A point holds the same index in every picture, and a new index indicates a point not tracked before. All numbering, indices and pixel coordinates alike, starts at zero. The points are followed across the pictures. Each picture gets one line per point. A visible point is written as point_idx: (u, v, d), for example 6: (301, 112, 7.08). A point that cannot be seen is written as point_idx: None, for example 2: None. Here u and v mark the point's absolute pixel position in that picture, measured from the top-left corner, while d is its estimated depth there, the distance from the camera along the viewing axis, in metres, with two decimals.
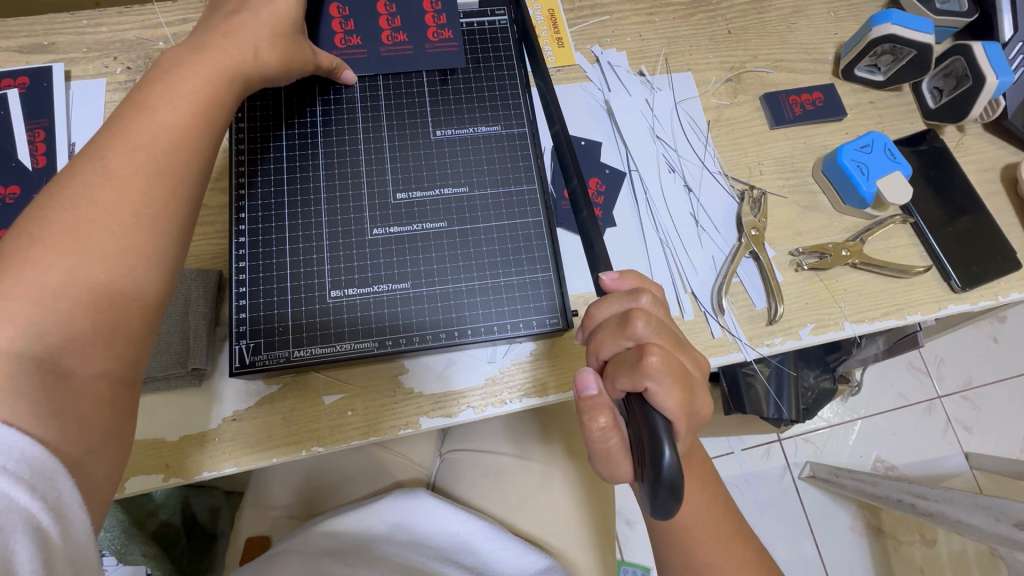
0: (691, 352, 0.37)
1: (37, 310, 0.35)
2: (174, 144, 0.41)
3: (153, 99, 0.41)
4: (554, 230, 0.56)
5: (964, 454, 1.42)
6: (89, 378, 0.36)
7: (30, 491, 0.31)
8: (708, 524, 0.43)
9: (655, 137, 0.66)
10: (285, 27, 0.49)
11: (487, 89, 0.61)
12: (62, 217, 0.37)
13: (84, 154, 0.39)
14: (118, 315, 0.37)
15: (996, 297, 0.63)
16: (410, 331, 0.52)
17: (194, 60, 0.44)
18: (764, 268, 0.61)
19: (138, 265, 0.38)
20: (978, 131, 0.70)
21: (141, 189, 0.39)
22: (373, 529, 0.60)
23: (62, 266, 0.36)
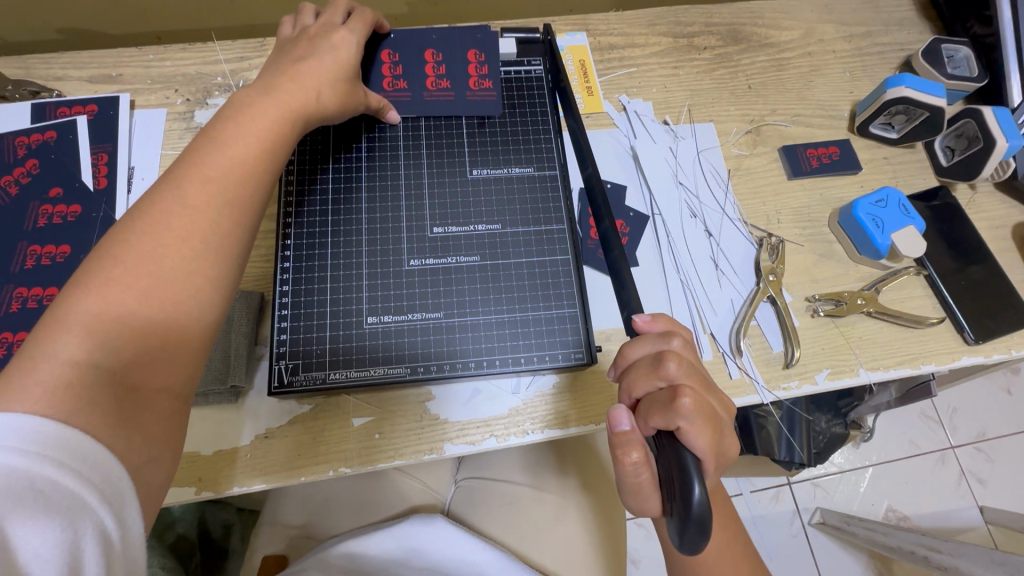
0: (718, 394, 0.39)
1: (114, 325, 0.37)
2: (243, 177, 0.45)
3: (226, 136, 0.45)
4: (581, 268, 0.59)
5: (979, 508, 1.40)
6: (153, 391, 0.39)
7: (99, 496, 0.33)
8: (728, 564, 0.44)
9: (678, 183, 0.69)
10: (344, 73, 0.54)
11: (522, 133, 0.64)
12: (139, 241, 0.40)
13: (162, 183, 0.43)
14: (182, 334, 0.40)
15: (1009, 351, 0.65)
16: (441, 359, 0.55)
17: (263, 102, 0.48)
18: (781, 313, 0.63)
19: (204, 288, 0.41)
20: (989, 190, 0.72)
21: (211, 218, 0.42)
22: (391, 553, 0.61)
23: (137, 286, 0.39)
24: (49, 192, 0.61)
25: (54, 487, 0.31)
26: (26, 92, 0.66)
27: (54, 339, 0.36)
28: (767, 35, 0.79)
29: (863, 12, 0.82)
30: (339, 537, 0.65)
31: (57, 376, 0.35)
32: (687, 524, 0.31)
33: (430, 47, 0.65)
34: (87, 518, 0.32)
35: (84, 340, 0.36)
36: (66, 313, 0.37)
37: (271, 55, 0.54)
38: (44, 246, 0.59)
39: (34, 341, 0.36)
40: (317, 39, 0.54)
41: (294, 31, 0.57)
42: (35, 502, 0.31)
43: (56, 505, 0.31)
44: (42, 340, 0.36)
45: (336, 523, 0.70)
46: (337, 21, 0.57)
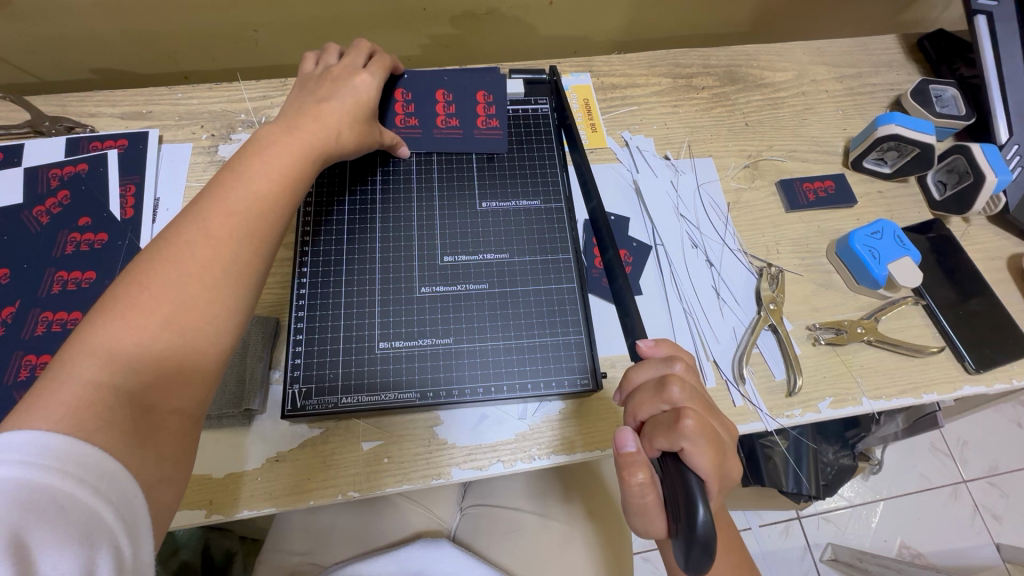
0: (722, 418, 0.40)
1: (137, 349, 0.39)
2: (263, 209, 0.47)
3: (251, 171, 0.48)
4: (586, 296, 0.61)
5: (995, 545, 1.36)
6: (167, 412, 0.40)
7: (115, 512, 0.34)
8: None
9: (679, 215, 0.71)
10: (361, 112, 0.57)
11: (529, 168, 0.68)
12: (165, 268, 0.42)
13: (186, 214, 0.45)
14: (202, 356, 0.42)
15: (1011, 380, 0.66)
16: (450, 384, 0.56)
17: (286, 139, 0.51)
18: (782, 341, 0.64)
19: (223, 313, 0.43)
20: (982, 222, 0.75)
21: (233, 247, 0.45)
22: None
23: (163, 312, 0.41)
24: (78, 221, 0.64)
25: (74, 502, 0.32)
26: (62, 128, 0.70)
27: (78, 360, 0.37)
28: (762, 76, 0.83)
29: (854, 55, 0.86)
30: (343, 563, 0.65)
31: (79, 396, 0.36)
32: (694, 546, 0.32)
33: (441, 87, 0.69)
34: (103, 533, 0.33)
35: (106, 362, 0.38)
36: (93, 337, 0.38)
37: (292, 92, 0.58)
38: (70, 272, 0.61)
39: (59, 362, 0.38)
40: (338, 80, 0.58)
41: (316, 70, 0.61)
42: (55, 517, 0.32)
43: (74, 520, 0.32)
44: (65, 362, 0.38)
45: (341, 550, 0.70)
46: (358, 64, 0.61)
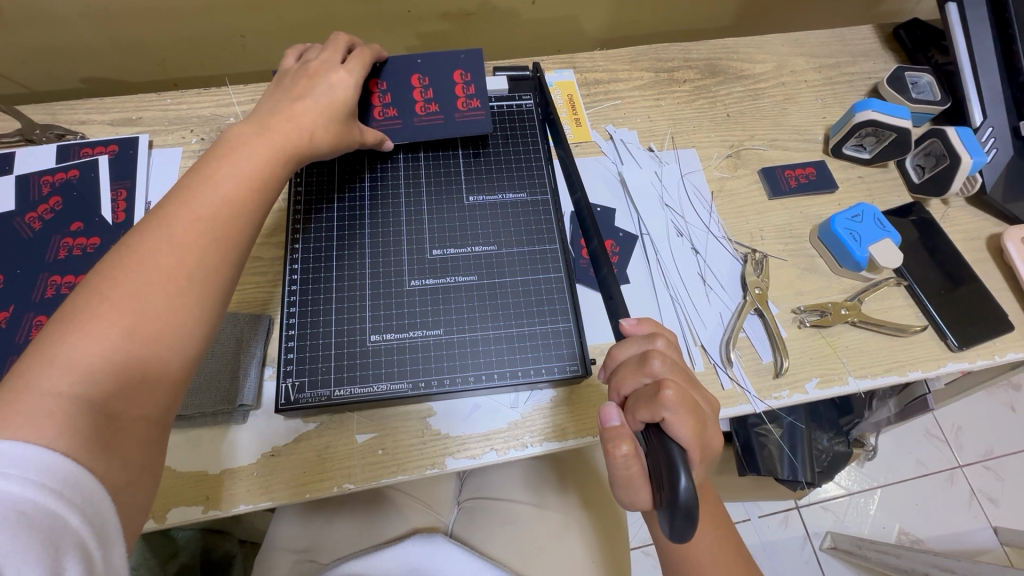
0: (702, 391, 0.41)
1: (99, 359, 0.39)
2: (231, 214, 0.47)
3: (219, 176, 0.48)
4: (574, 285, 0.62)
5: (993, 528, 1.37)
6: (133, 419, 0.40)
7: (81, 516, 0.34)
8: (721, 567, 0.44)
9: (664, 204, 0.73)
10: (337, 113, 0.58)
11: (515, 161, 0.69)
12: (128, 274, 0.42)
13: (151, 220, 0.45)
14: (167, 361, 0.42)
15: (993, 357, 0.67)
16: (441, 375, 0.57)
17: (256, 141, 0.52)
18: (769, 324, 0.65)
19: (191, 318, 0.43)
20: (961, 204, 0.76)
21: (200, 253, 0.45)
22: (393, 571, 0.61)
23: (125, 322, 0.40)
24: (69, 226, 0.65)
25: (37, 508, 0.32)
26: (53, 135, 0.71)
27: (40, 369, 0.37)
28: (742, 68, 0.85)
29: (832, 45, 0.88)
30: (341, 559, 0.65)
31: (43, 406, 0.36)
32: (678, 514, 0.33)
33: (415, 73, 0.67)
34: (70, 538, 0.33)
35: (68, 371, 0.38)
36: (53, 347, 0.38)
37: (271, 90, 0.58)
38: (63, 276, 0.62)
39: (20, 373, 0.37)
40: (315, 79, 0.58)
41: (296, 66, 0.61)
42: (18, 523, 0.31)
43: (39, 526, 0.32)
44: (25, 373, 0.37)
45: (339, 547, 0.70)
46: (337, 61, 0.61)
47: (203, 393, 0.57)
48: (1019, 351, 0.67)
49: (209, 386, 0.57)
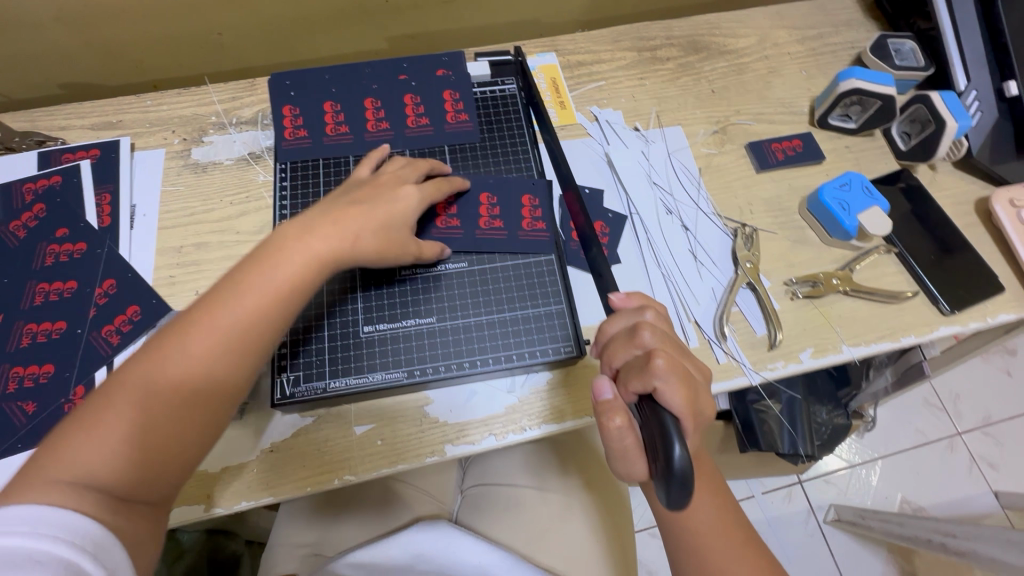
0: (691, 359, 0.42)
1: (112, 449, 0.40)
2: (260, 318, 0.46)
3: (254, 275, 0.47)
4: (565, 268, 0.62)
5: (993, 493, 1.39)
6: (142, 503, 0.42)
7: (94, 562, 0.36)
8: (719, 532, 0.45)
9: (652, 183, 0.73)
10: (395, 229, 0.55)
11: (501, 146, 0.69)
12: (157, 372, 0.43)
13: (186, 316, 0.45)
14: (174, 460, 0.43)
15: (985, 319, 0.67)
16: (435, 362, 0.57)
17: (303, 245, 0.49)
18: (761, 298, 0.65)
19: (208, 420, 0.44)
20: (949, 169, 0.76)
21: (224, 363, 0.45)
22: (400, 557, 0.61)
23: (140, 413, 0.42)
24: (55, 233, 0.64)
25: (51, 558, 0.35)
26: (32, 142, 0.70)
27: (66, 450, 0.40)
28: (724, 43, 0.84)
29: (814, 16, 0.87)
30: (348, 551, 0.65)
31: (55, 490, 0.38)
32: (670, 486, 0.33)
33: (409, 91, 0.69)
34: None
35: (78, 462, 0.40)
36: (79, 428, 0.41)
37: (335, 194, 0.56)
38: (52, 283, 0.62)
39: (49, 453, 0.40)
40: (383, 191, 0.56)
41: (368, 176, 0.59)
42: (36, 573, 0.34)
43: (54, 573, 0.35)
44: (49, 456, 0.40)
45: (345, 540, 0.70)
46: (412, 178, 0.59)
47: None
48: (1010, 313, 0.67)
49: None
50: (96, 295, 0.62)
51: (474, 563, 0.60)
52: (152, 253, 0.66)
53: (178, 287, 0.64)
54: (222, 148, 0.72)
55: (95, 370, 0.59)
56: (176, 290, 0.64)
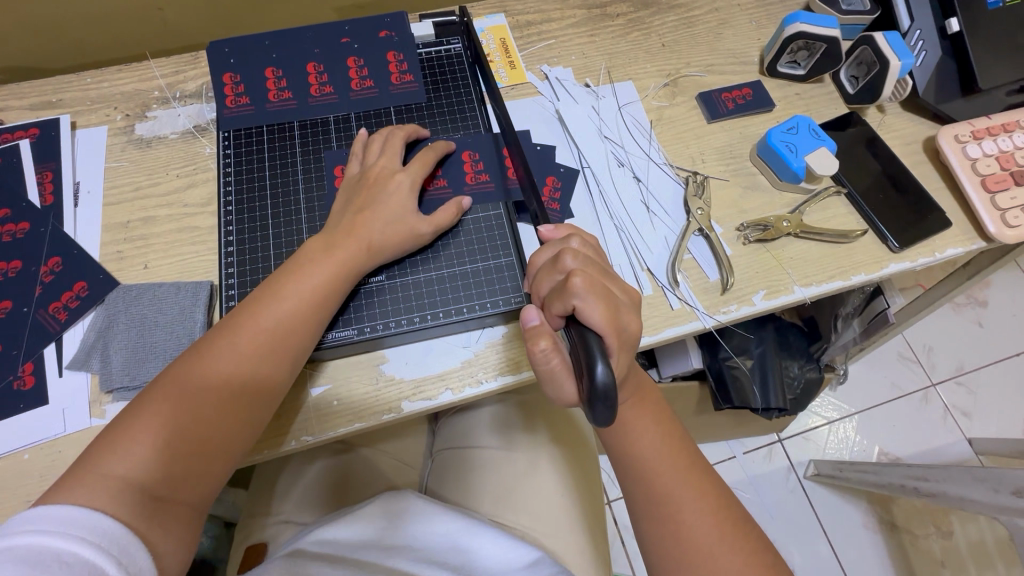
0: (617, 281, 0.43)
1: (152, 451, 0.46)
2: (288, 331, 0.52)
3: (286, 290, 0.53)
4: (513, 223, 0.64)
5: (967, 440, 1.42)
6: (177, 504, 0.46)
7: (114, 560, 0.40)
8: (665, 459, 0.50)
9: (603, 136, 0.73)
10: (397, 216, 0.58)
11: (447, 107, 0.70)
12: (197, 380, 0.49)
13: (225, 329, 0.51)
14: (212, 463, 0.48)
15: (934, 254, 0.68)
16: (385, 318, 0.59)
17: (323, 262, 0.55)
18: (713, 244, 0.66)
19: (244, 423, 0.50)
20: (897, 110, 0.77)
21: (259, 373, 0.51)
22: (364, 531, 0.59)
23: (179, 417, 0.47)
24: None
25: (76, 556, 0.39)
26: None
27: (111, 453, 0.45)
28: None
29: None
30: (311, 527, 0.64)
31: (100, 489, 0.43)
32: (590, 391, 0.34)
33: (352, 54, 0.69)
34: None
35: (128, 461, 0.45)
36: (124, 432, 0.46)
37: (337, 207, 0.60)
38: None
39: (97, 453, 0.45)
40: (377, 187, 0.59)
41: (358, 172, 0.62)
42: (61, 567, 0.37)
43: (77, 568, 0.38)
44: (97, 457, 0.45)
45: (314, 508, 0.71)
46: (398, 163, 0.61)
47: (150, 363, 0.58)
48: (958, 247, 0.69)
49: (157, 356, 0.58)
50: (42, 273, 0.61)
51: (443, 532, 0.59)
52: (98, 229, 0.64)
53: (126, 262, 0.63)
54: (167, 122, 0.71)
55: (43, 347, 0.59)
56: (125, 264, 0.63)
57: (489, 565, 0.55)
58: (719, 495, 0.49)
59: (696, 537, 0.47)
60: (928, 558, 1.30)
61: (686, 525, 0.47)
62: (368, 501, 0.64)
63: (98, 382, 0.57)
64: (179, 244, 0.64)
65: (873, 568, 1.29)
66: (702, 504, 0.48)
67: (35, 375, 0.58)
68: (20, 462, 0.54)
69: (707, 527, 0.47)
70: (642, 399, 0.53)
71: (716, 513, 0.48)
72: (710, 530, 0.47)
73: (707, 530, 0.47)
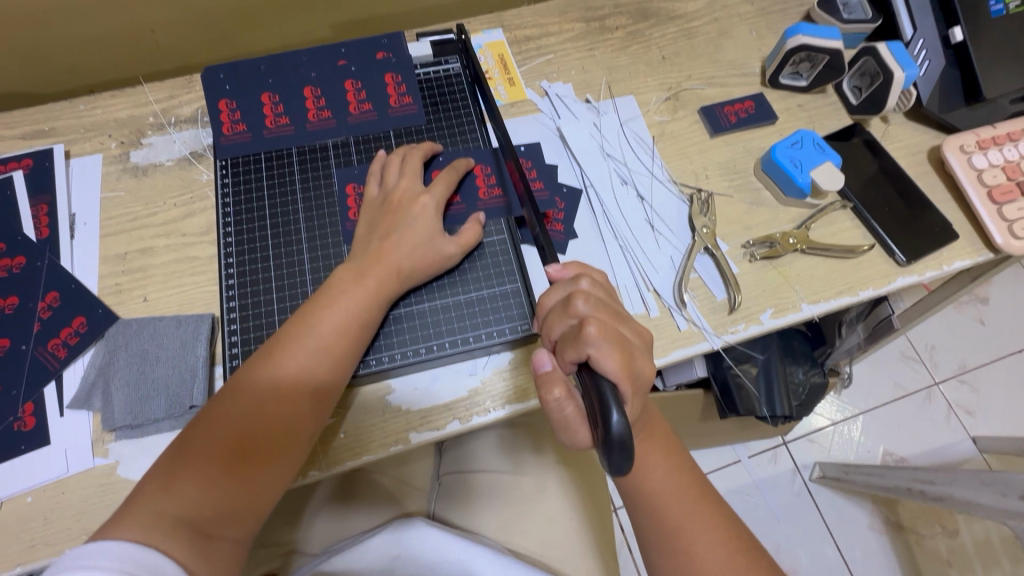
0: (630, 324, 0.44)
1: (199, 488, 0.47)
2: (326, 365, 0.53)
3: (321, 322, 0.53)
4: (518, 247, 0.64)
5: (971, 439, 1.42)
6: (224, 539, 0.47)
7: None
8: (677, 490, 0.50)
9: (605, 154, 0.72)
10: (425, 239, 0.58)
11: (448, 129, 0.69)
12: (240, 414, 0.50)
13: (262, 363, 0.52)
14: (256, 496, 0.49)
15: (942, 267, 0.68)
16: (390, 350, 0.58)
17: (353, 292, 0.55)
18: (719, 262, 0.65)
19: (287, 456, 0.51)
20: (901, 120, 0.76)
21: (299, 406, 0.51)
22: (373, 567, 0.59)
23: (222, 455, 0.48)
24: None
25: None
26: None
27: (159, 492, 0.46)
28: (673, 8, 0.83)
29: None
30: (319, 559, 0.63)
31: (150, 527, 0.44)
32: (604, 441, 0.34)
33: (349, 76, 0.68)
34: None
35: (178, 497, 0.46)
36: (170, 470, 0.47)
37: (361, 232, 0.59)
38: None
39: (146, 490, 0.46)
40: (403, 210, 0.59)
41: (379, 194, 0.61)
42: None
43: None
44: (147, 493, 0.46)
45: (320, 537, 0.70)
46: (420, 185, 0.61)
47: (152, 400, 0.57)
48: (965, 259, 0.68)
49: (159, 392, 0.57)
50: (40, 309, 0.60)
51: (456, 561, 0.58)
52: (95, 261, 0.63)
53: (125, 295, 0.62)
54: (162, 149, 0.70)
55: (44, 386, 0.58)
56: (124, 298, 0.62)
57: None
58: (732, 525, 0.49)
59: (710, 571, 0.46)
60: (934, 558, 1.30)
61: (699, 557, 0.47)
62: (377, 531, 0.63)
63: (101, 421, 0.57)
64: (179, 275, 0.63)
65: (881, 570, 1.29)
66: (715, 536, 0.48)
67: (36, 416, 0.57)
68: (23, 505, 0.53)
69: (721, 560, 0.47)
70: (652, 428, 0.52)
71: (729, 544, 0.48)
72: (725, 562, 0.47)
73: (721, 563, 0.47)
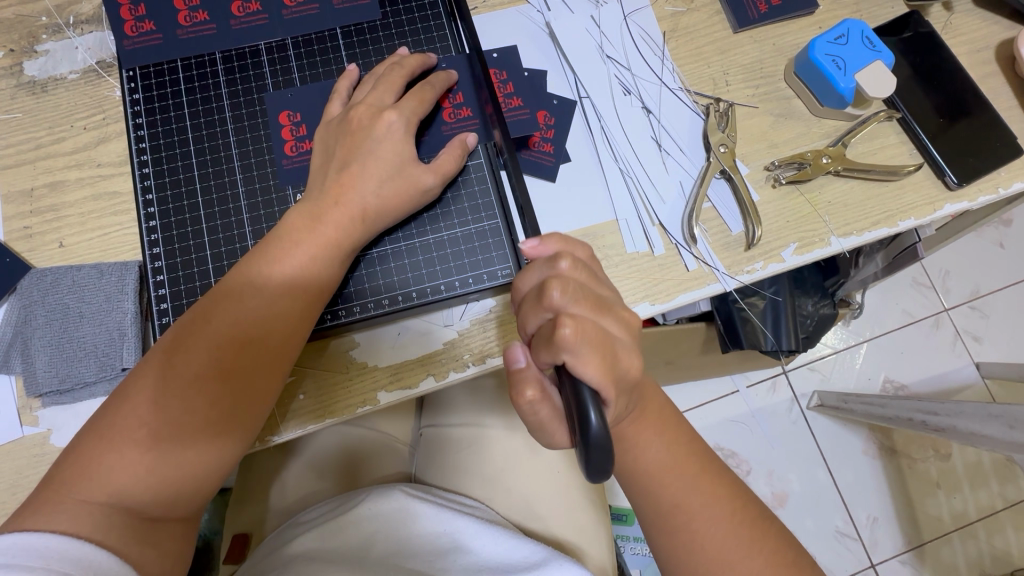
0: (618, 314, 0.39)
1: (128, 475, 0.40)
2: (276, 327, 0.44)
3: (265, 276, 0.45)
4: (498, 174, 0.54)
5: (975, 364, 1.39)
6: (169, 520, 0.42)
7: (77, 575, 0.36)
8: (679, 460, 0.44)
9: (604, 56, 0.59)
10: (385, 172, 0.47)
11: (408, 24, 0.56)
12: (173, 387, 0.42)
13: (197, 324, 0.43)
14: (203, 477, 0.42)
15: (997, 190, 0.58)
16: (349, 302, 0.50)
17: (294, 243, 0.45)
18: (738, 190, 0.55)
19: (235, 436, 0.43)
20: (967, 7, 0.62)
21: (248, 377, 0.43)
22: (353, 541, 0.55)
23: (153, 435, 0.41)
24: None
25: None
26: None
27: (81, 480, 0.39)
28: None
29: None
30: (298, 525, 0.59)
31: (76, 516, 0.38)
32: (580, 441, 0.32)
33: None
34: None
35: (104, 484, 0.39)
36: (92, 455, 0.40)
37: (315, 162, 0.49)
38: None
39: (66, 475, 0.40)
40: (362, 132, 0.47)
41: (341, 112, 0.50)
42: None
43: None
44: (69, 478, 0.39)
45: (300, 492, 0.66)
46: (389, 99, 0.49)
47: (80, 362, 0.49)
48: None
49: (87, 353, 0.50)
50: None
51: (441, 532, 0.56)
52: None
53: (36, 240, 0.52)
54: (63, 58, 0.57)
55: None
56: (36, 244, 0.52)
57: (490, 564, 0.53)
58: (737, 494, 0.44)
59: (707, 544, 0.42)
60: (924, 480, 1.31)
61: (697, 531, 0.42)
62: (358, 498, 0.59)
63: (24, 387, 0.50)
64: (98, 215, 0.53)
65: (870, 492, 1.30)
66: (717, 508, 0.42)
67: None
68: None
69: (721, 533, 0.42)
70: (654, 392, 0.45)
71: (732, 515, 0.43)
72: (728, 537, 0.42)
73: (722, 538, 0.42)
